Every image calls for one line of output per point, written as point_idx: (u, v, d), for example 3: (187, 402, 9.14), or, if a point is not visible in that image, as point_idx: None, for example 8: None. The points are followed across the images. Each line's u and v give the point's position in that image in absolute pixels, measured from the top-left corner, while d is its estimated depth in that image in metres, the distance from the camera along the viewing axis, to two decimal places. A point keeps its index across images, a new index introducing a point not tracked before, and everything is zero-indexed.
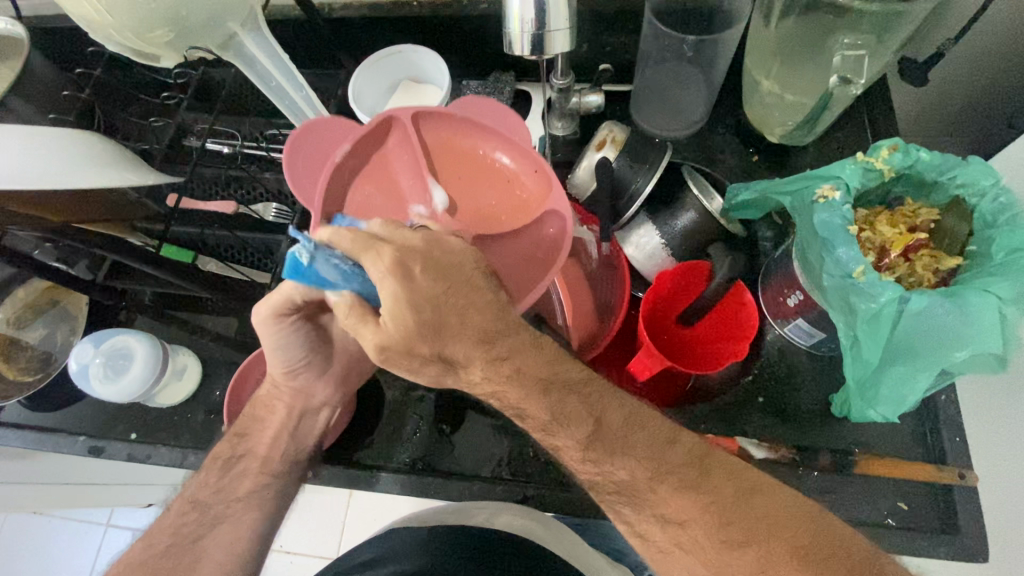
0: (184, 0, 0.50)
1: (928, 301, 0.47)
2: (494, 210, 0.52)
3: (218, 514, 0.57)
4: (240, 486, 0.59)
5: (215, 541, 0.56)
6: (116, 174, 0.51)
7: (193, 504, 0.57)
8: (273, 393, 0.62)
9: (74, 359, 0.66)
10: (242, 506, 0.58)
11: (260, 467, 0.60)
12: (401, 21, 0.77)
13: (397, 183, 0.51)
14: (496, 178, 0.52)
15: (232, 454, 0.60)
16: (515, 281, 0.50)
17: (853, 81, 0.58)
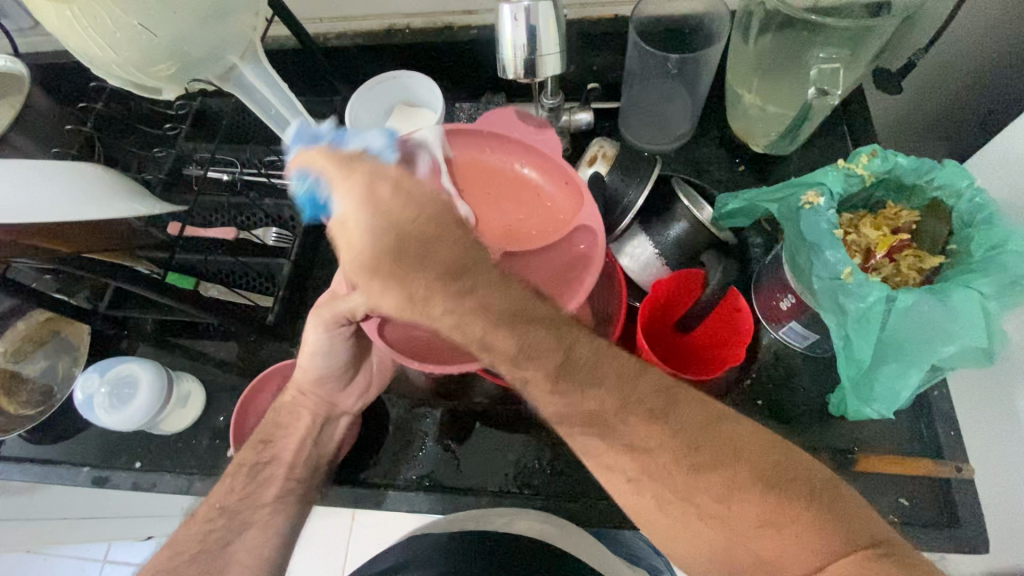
0: (186, 35, 0.52)
1: (914, 299, 0.49)
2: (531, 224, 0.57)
3: (245, 519, 0.59)
4: (266, 492, 0.61)
5: (242, 546, 0.58)
6: (123, 205, 0.52)
7: (220, 510, 0.58)
8: (298, 401, 0.64)
9: (79, 389, 0.66)
10: (269, 511, 0.60)
11: (286, 474, 0.62)
12: (395, 48, 0.80)
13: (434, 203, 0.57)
14: (534, 195, 0.58)
15: (258, 460, 0.61)
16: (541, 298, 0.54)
17: (830, 92, 0.62)
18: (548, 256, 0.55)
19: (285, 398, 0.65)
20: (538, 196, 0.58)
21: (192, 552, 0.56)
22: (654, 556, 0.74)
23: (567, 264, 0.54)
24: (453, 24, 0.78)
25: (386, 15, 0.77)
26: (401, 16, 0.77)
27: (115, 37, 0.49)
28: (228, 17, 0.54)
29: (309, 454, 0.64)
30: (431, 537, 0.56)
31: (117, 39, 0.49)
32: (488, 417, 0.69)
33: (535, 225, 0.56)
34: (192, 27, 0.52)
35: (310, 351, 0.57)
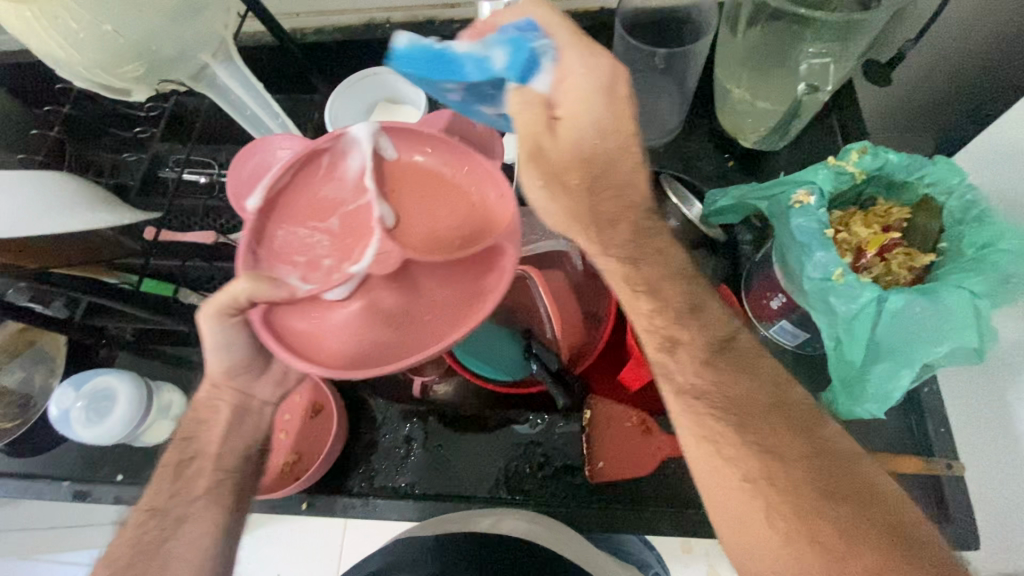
0: (154, 34, 0.50)
1: (905, 299, 0.49)
2: (449, 232, 0.48)
3: (180, 514, 0.50)
4: (197, 485, 0.52)
5: (181, 541, 0.49)
6: (93, 215, 0.51)
7: (150, 512, 0.50)
8: (213, 394, 0.54)
9: (55, 404, 0.63)
10: (202, 505, 0.51)
11: (214, 466, 0.53)
12: (375, 44, 0.78)
13: (337, 198, 0.48)
14: (459, 196, 0.49)
15: (181, 458, 0.53)
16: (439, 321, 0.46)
17: (820, 88, 0.62)
18: (463, 271, 0.47)
19: (200, 394, 0.55)
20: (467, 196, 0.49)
21: (128, 558, 0.48)
22: (644, 552, 0.74)
23: (485, 286, 0.46)
24: (434, 19, 0.76)
25: (366, 8, 0.75)
26: (382, 10, 0.75)
27: (76, 36, 0.46)
28: (198, 14, 0.52)
29: (237, 446, 0.55)
30: (417, 541, 0.55)
31: (81, 40, 0.47)
32: (478, 422, 0.68)
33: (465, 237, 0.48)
34: (159, 25, 0.49)
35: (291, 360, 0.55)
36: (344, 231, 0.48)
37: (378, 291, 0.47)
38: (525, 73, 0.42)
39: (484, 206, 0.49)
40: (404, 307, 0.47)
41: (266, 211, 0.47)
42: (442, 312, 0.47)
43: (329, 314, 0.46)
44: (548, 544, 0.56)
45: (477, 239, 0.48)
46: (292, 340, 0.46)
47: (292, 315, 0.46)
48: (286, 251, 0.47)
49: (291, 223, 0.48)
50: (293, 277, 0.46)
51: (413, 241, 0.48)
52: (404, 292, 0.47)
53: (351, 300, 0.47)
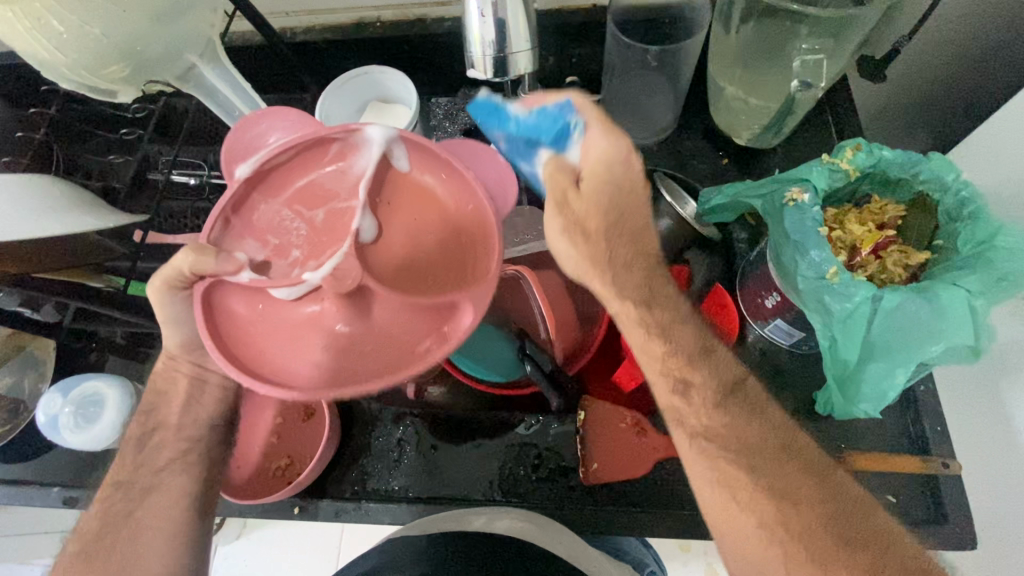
0: (140, 36, 0.49)
1: (900, 298, 0.49)
2: (421, 268, 0.45)
3: (147, 484, 0.51)
4: (161, 455, 0.52)
5: (150, 510, 0.50)
6: (78, 220, 0.51)
7: (115, 485, 0.51)
8: (171, 367, 0.54)
9: (42, 411, 0.63)
10: (170, 472, 0.51)
11: (175, 436, 0.53)
12: (366, 43, 0.77)
13: (329, 205, 0.45)
14: (450, 231, 0.45)
15: (144, 429, 0.53)
16: (363, 363, 0.42)
17: (815, 84, 0.59)
18: (413, 314, 0.43)
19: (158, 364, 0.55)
20: (457, 234, 0.45)
21: (95, 531, 0.49)
22: (641, 552, 0.73)
23: (429, 334, 0.43)
24: (426, 17, 0.75)
25: (356, 7, 0.74)
26: (372, 9, 0.74)
27: (60, 38, 0.46)
28: (185, 15, 0.51)
29: (201, 416, 0.54)
30: (410, 541, 0.53)
31: (64, 41, 0.46)
32: (472, 424, 0.67)
33: (437, 274, 0.44)
34: (145, 25, 0.49)
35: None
36: (320, 237, 0.44)
37: (323, 312, 0.43)
38: (560, 141, 0.45)
39: (470, 252, 0.45)
40: (335, 339, 0.42)
41: (253, 183, 0.44)
42: (370, 352, 0.42)
43: (273, 310, 0.43)
44: (544, 543, 0.55)
45: (445, 289, 0.44)
46: (224, 320, 0.42)
47: (232, 292, 0.43)
48: (259, 229, 0.44)
49: (278, 202, 0.45)
50: (255, 258, 0.43)
51: (386, 262, 0.44)
52: (348, 330, 0.43)
53: (297, 305, 0.43)
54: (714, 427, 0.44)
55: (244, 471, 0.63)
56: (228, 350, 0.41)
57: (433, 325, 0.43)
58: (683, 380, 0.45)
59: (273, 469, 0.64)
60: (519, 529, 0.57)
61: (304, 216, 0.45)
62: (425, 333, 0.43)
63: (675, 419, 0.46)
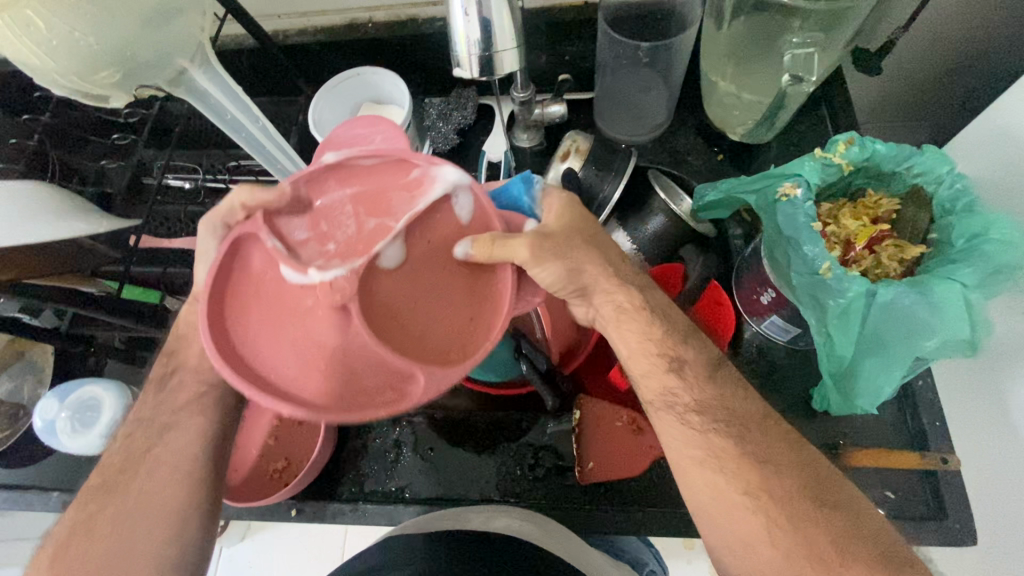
0: (130, 41, 0.49)
1: (893, 292, 0.48)
2: (420, 313, 0.38)
3: (166, 422, 0.48)
4: (178, 396, 0.49)
5: (167, 447, 0.47)
6: (70, 225, 0.51)
7: (136, 423, 0.49)
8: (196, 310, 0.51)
9: (39, 415, 0.63)
10: (188, 412, 0.48)
11: (195, 376, 0.50)
12: (358, 44, 0.77)
13: (372, 221, 0.38)
14: (469, 290, 0.39)
15: (165, 369, 0.50)
16: (305, 377, 0.36)
17: (806, 78, 0.59)
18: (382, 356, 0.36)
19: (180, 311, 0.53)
20: (472, 299, 0.39)
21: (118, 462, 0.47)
22: (640, 550, 0.73)
23: (390, 387, 0.36)
24: (416, 17, 0.75)
25: (347, 9, 0.74)
26: (364, 10, 0.74)
27: (50, 44, 0.46)
28: (174, 20, 0.51)
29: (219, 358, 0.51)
30: (407, 538, 0.53)
31: (54, 47, 0.46)
32: (468, 424, 0.67)
33: (435, 329, 0.38)
34: (136, 31, 0.49)
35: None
36: (344, 251, 0.38)
37: (312, 328, 0.37)
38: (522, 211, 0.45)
39: (471, 326, 0.38)
40: (298, 361, 0.36)
41: (326, 167, 0.38)
42: (317, 369, 0.36)
43: (278, 288, 0.37)
44: (537, 541, 0.55)
45: (426, 351, 0.37)
46: (233, 277, 0.38)
47: (253, 249, 0.38)
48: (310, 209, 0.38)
49: (343, 192, 0.39)
50: (291, 236, 0.38)
51: (401, 287, 0.38)
52: (318, 360, 0.36)
53: (296, 308, 0.37)
54: (709, 426, 0.44)
55: (241, 474, 0.63)
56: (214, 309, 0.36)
57: (387, 382, 0.36)
58: (679, 359, 0.46)
59: (269, 472, 0.64)
60: (516, 528, 0.56)
61: (346, 219, 0.38)
62: (374, 384, 0.36)
63: (666, 400, 0.45)
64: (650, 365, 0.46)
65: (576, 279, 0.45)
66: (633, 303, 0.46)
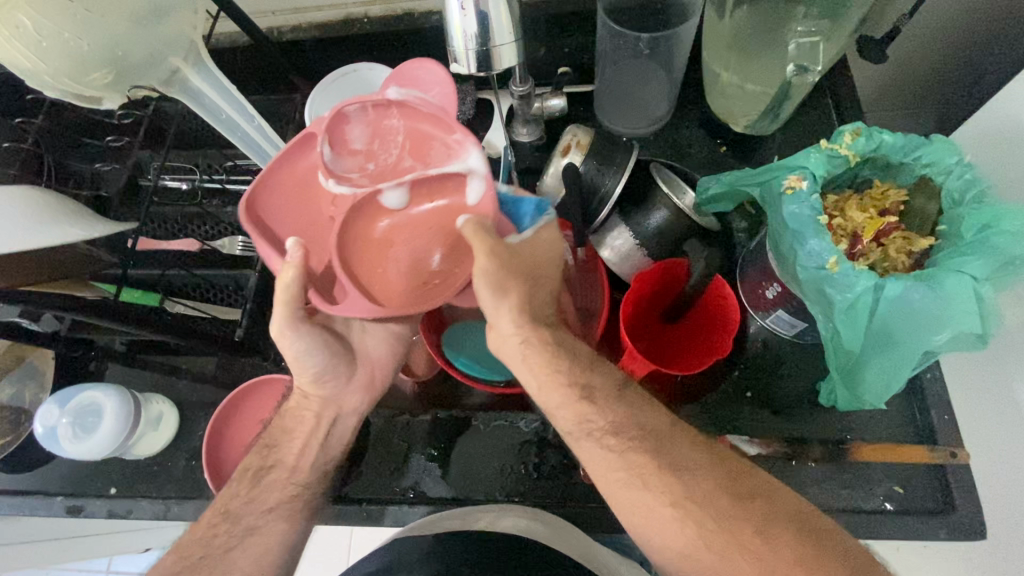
0: (121, 40, 0.48)
1: (903, 286, 0.47)
2: (395, 254, 0.49)
3: (250, 525, 0.50)
4: (270, 496, 0.52)
5: (245, 553, 0.49)
6: (63, 231, 0.50)
7: (225, 516, 0.50)
8: (302, 404, 0.55)
9: (40, 422, 0.63)
10: (273, 517, 0.51)
11: (289, 474, 0.53)
12: (354, 39, 0.76)
13: (400, 161, 0.48)
14: (436, 247, 0.49)
15: (264, 464, 0.53)
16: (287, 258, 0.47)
17: (811, 68, 0.58)
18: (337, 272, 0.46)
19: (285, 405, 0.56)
20: (433, 255, 0.49)
21: (196, 557, 0.48)
22: None
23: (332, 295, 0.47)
24: (413, 11, 0.73)
25: (342, 4, 0.73)
26: (359, 5, 0.73)
27: (40, 45, 0.45)
28: (164, 18, 0.50)
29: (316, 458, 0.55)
30: (412, 539, 0.52)
31: (44, 49, 0.45)
32: (470, 424, 0.67)
33: (397, 269, 0.49)
34: (127, 30, 0.48)
35: (321, 388, 0.55)
36: (370, 175, 0.49)
37: (317, 225, 0.50)
38: (517, 220, 0.49)
39: (417, 282, 0.48)
40: (293, 238, 0.49)
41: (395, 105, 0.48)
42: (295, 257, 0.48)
43: (318, 190, 0.49)
44: (547, 540, 0.54)
45: (375, 288, 0.47)
46: (295, 160, 0.49)
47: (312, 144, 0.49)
48: (371, 130, 0.49)
49: (399, 127, 0.48)
50: (348, 146, 0.49)
51: (393, 230, 0.49)
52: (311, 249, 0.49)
53: (320, 201, 0.49)
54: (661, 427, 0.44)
55: None
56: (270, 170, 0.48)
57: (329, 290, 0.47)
58: (586, 386, 0.46)
59: None
60: (523, 528, 0.56)
61: (385, 152, 0.49)
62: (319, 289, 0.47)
63: (582, 427, 0.45)
64: (559, 397, 0.46)
65: (493, 307, 0.44)
66: (534, 339, 0.45)
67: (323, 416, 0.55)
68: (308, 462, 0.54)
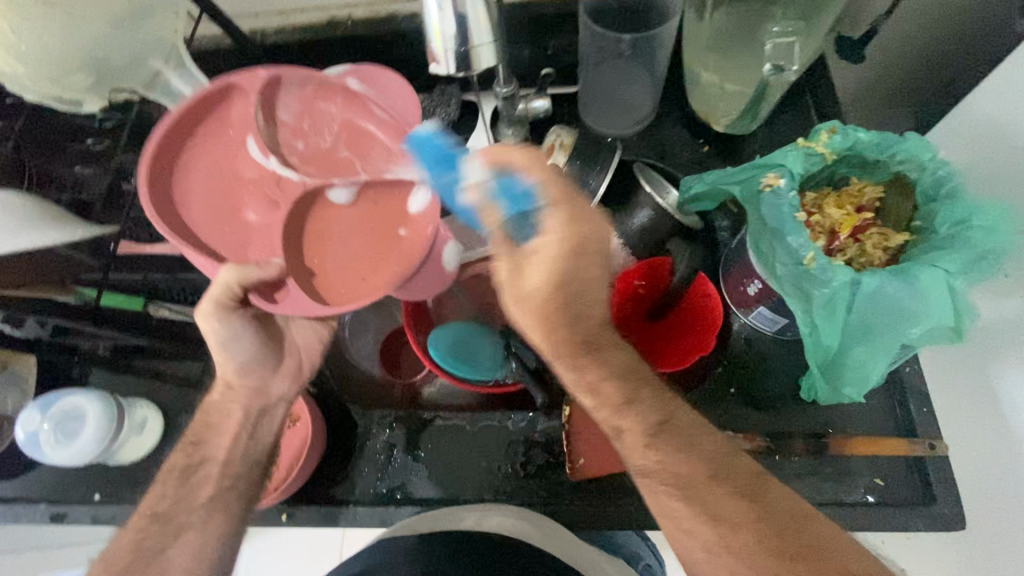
0: (101, 42, 0.48)
1: (878, 281, 0.48)
2: (329, 239, 0.51)
3: (181, 523, 0.49)
4: (200, 493, 0.50)
5: (181, 549, 0.48)
6: (42, 234, 0.50)
7: (151, 517, 0.49)
8: (227, 397, 0.55)
9: (21, 428, 0.62)
10: (204, 513, 0.50)
11: (221, 473, 0.52)
12: (339, 41, 0.76)
13: (340, 149, 0.51)
14: (374, 239, 0.51)
15: (188, 463, 0.52)
16: (211, 229, 0.50)
17: (786, 68, 0.58)
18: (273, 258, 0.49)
19: (211, 397, 0.55)
20: (369, 248, 0.51)
21: (124, 564, 0.47)
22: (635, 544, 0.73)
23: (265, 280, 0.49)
24: (397, 13, 0.74)
25: (326, 6, 0.73)
26: (342, 7, 0.73)
27: (20, 49, 0.45)
28: (145, 21, 0.50)
29: (248, 452, 0.54)
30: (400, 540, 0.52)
31: (23, 52, 0.45)
32: (457, 426, 0.67)
33: (330, 258, 0.51)
34: (107, 32, 0.48)
35: (247, 378, 0.55)
36: (310, 158, 0.51)
37: (243, 197, 0.50)
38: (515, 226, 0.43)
39: (351, 276, 0.50)
40: (211, 195, 0.50)
41: (343, 92, 0.50)
42: (221, 230, 0.50)
43: (247, 161, 0.50)
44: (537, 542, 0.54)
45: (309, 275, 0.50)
46: (219, 125, 0.50)
47: (243, 98, 0.50)
48: (306, 110, 0.51)
49: (338, 115, 0.51)
50: (281, 119, 0.51)
51: (329, 219, 0.51)
52: (234, 216, 0.50)
53: (253, 177, 0.50)
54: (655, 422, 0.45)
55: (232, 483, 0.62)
56: (190, 130, 0.49)
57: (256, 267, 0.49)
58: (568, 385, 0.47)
59: None
60: (511, 527, 0.55)
61: (324, 138, 0.51)
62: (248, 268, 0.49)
63: None
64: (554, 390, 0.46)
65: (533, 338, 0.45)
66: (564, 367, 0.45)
67: (249, 408, 0.55)
68: (254, 462, 0.54)
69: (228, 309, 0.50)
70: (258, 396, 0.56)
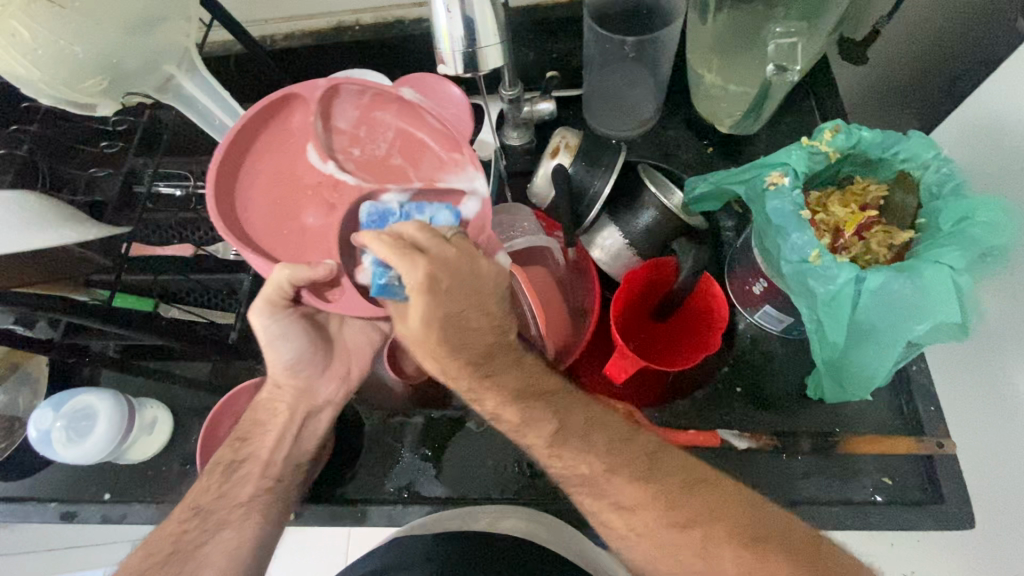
0: (115, 47, 0.49)
1: (882, 278, 0.48)
2: None
3: (220, 520, 0.51)
4: (240, 491, 0.53)
5: (216, 547, 0.50)
6: (58, 233, 0.51)
7: (193, 510, 0.51)
8: (273, 395, 0.57)
9: (34, 427, 0.63)
10: (242, 512, 0.52)
11: (262, 472, 0.54)
12: (346, 46, 0.77)
13: (392, 156, 0.52)
14: None
15: (234, 458, 0.54)
16: (266, 229, 0.49)
17: (789, 68, 0.59)
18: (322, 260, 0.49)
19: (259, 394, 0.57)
20: None
21: (165, 554, 0.48)
22: None
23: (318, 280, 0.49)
24: (404, 18, 0.75)
25: (334, 12, 0.74)
26: (350, 12, 0.74)
27: (35, 53, 0.45)
28: (157, 26, 0.51)
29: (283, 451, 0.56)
30: (413, 537, 0.53)
31: (39, 56, 0.45)
32: (464, 425, 0.67)
33: None
34: (123, 37, 0.49)
35: (293, 378, 0.57)
36: (363, 163, 0.52)
37: (298, 198, 0.50)
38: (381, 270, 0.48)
39: None
40: (270, 198, 0.50)
41: (399, 102, 0.51)
42: (274, 229, 0.50)
43: (302, 164, 0.51)
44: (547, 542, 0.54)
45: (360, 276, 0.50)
46: (277, 129, 0.51)
47: (303, 107, 0.51)
48: (362, 117, 0.52)
49: (394, 124, 0.52)
50: (338, 126, 0.52)
51: None
52: (292, 224, 0.50)
53: (308, 180, 0.51)
54: None
55: None
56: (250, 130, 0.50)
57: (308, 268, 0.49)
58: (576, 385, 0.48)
59: None
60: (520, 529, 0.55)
61: (378, 144, 0.52)
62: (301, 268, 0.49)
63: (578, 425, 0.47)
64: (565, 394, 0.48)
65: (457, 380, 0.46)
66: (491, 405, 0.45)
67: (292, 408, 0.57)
68: (290, 461, 0.57)
69: (279, 307, 0.50)
70: (303, 394, 0.57)
